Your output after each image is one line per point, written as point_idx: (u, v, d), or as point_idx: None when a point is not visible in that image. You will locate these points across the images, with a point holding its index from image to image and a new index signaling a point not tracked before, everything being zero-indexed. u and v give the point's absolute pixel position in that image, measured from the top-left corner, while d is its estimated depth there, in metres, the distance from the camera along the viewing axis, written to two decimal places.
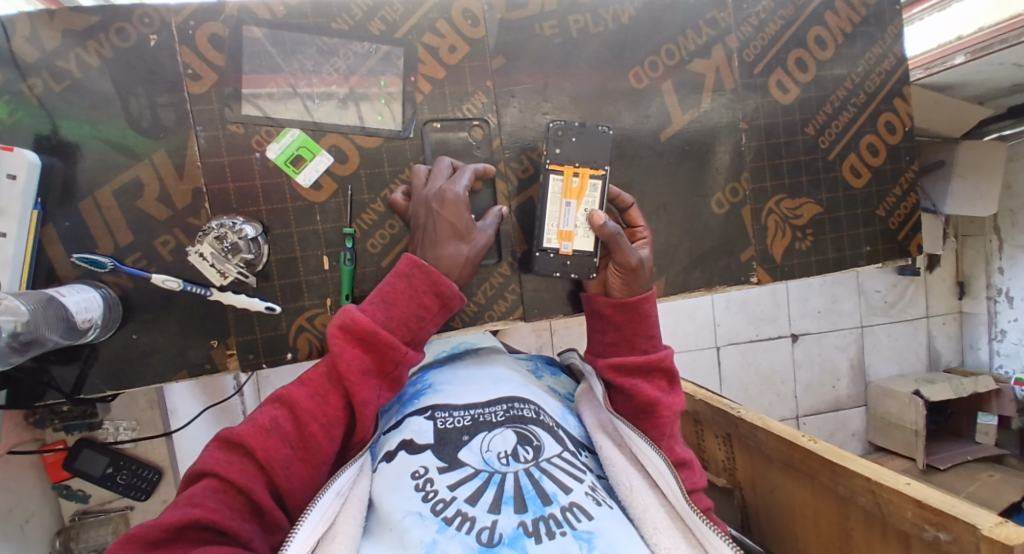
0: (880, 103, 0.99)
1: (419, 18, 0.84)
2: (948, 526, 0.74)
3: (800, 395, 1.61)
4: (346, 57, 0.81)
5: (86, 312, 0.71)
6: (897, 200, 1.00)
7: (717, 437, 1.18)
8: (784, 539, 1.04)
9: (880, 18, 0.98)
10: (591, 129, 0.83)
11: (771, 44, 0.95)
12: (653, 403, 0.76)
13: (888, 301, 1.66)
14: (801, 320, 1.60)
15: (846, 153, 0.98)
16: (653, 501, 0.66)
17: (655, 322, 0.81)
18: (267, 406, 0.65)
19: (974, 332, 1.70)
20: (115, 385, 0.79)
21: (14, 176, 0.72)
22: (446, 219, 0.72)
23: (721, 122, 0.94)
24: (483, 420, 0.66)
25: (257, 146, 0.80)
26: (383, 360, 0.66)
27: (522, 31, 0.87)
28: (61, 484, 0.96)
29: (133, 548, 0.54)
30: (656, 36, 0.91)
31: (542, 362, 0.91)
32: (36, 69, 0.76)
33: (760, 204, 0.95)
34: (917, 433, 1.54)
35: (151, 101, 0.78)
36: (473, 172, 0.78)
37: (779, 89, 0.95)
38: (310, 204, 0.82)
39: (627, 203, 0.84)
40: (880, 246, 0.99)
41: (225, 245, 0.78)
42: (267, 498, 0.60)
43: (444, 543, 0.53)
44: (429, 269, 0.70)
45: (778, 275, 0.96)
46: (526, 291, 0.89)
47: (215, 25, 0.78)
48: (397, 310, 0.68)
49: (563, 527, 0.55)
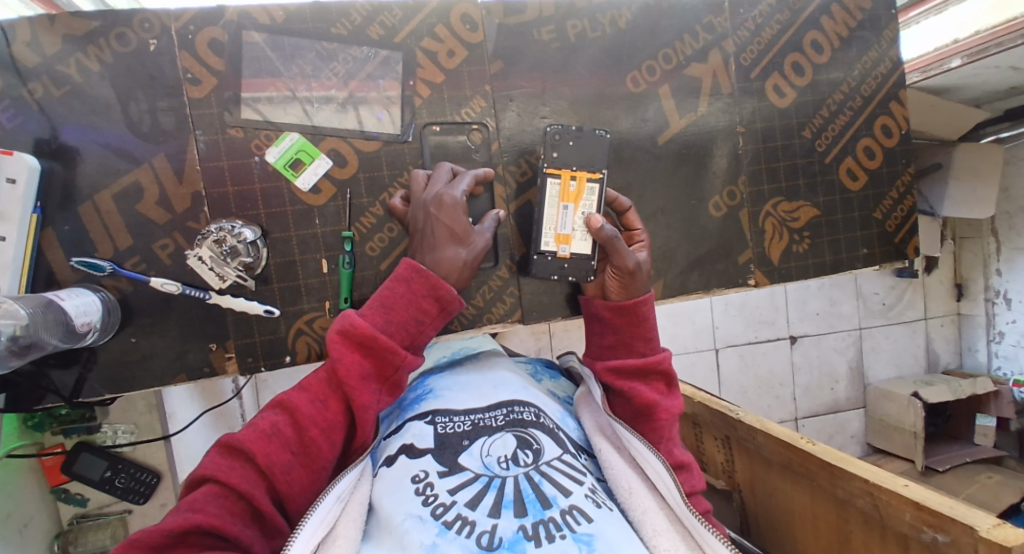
0: (877, 107, 1.00)
1: (418, 23, 0.84)
2: (946, 529, 0.74)
3: (798, 397, 1.61)
4: (345, 62, 0.82)
5: (85, 316, 0.72)
6: (894, 203, 1.00)
7: (716, 440, 1.18)
8: (784, 541, 1.04)
9: (876, 23, 0.99)
10: (588, 133, 0.83)
11: (768, 48, 0.96)
12: (652, 406, 0.76)
13: (886, 303, 1.67)
14: (799, 323, 1.60)
15: (842, 157, 0.98)
16: (653, 504, 0.66)
17: (654, 325, 0.81)
18: (267, 411, 0.65)
19: (972, 334, 1.71)
20: (114, 389, 0.79)
21: (14, 180, 0.72)
22: (444, 222, 0.72)
23: (718, 126, 0.94)
24: (483, 424, 0.67)
25: (256, 150, 0.80)
26: (383, 364, 0.66)
27: (521, 36, 0.88)
28: (60, 488, 0.96)
29: None
30: (653, 41, 0.92)
31: (542, 366, 0.91)
32: (37, 74, 0.76)
33: (758, 207, 0.96)
34: (916, 435, 1.54)
35: (151, 106, 0.78)
36: (472, 178, 0.78)
37: (776, 93, 0.96)
38: (310, 207, 0.82)
39: (624, 206, 0.84)
40: (877, 248, 1.00)
41: (224, 249, 0.78)
42: (268, 503, 0.60)
43: (444, 545, 0.54)
44: (428, 273, 0.70)
45: (776, 278, 0.97)
46: (525, 294, 0.89)
47: (214, 29, 0.79)
48: (397, 314, 0.68)
49: (563, 530, 0.55)
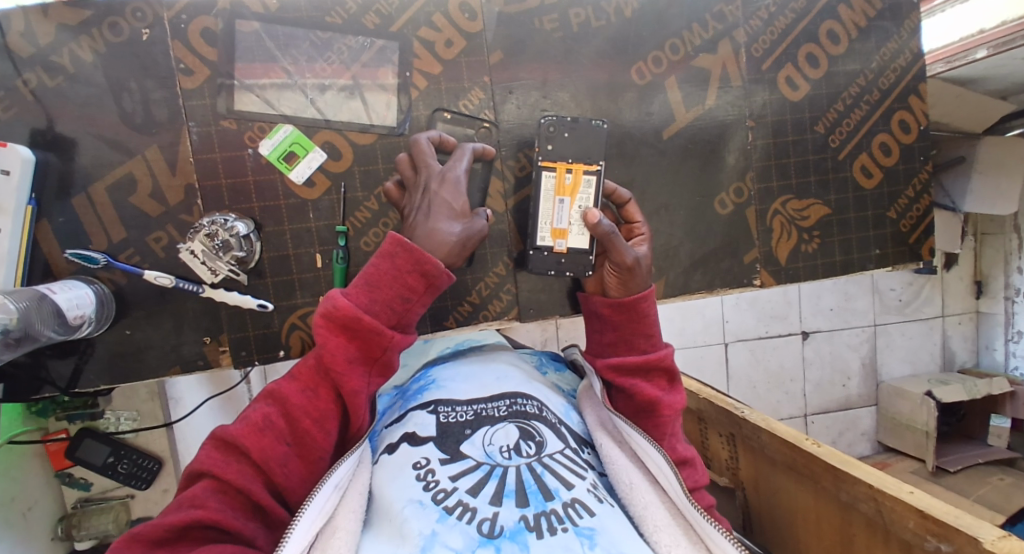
0: (895, 101, 0.95)
1: (415, 12, 0.82)
2: (950, 538, 0.72)
3: (808, 394, 1.58)
4: (341, 51, 0.80)
5: (78, 309, 0.72)
6: (909, 202, 0.97)
7: (720, 437, 1.16)
8: (786, 541, 1.03)
9: (896, 12, 0.94)
10: (584, 124, 0.81)
11: (781, 39, 0.92)
12: (654, 402, 0.75)
13: (903, 299, 1.62)
14: (812, 318, 1.56)
15: (857, 152, 0.95)
16: (654, 499, 0.65)
17: (655, 320, 0.79)
18: (259, 403, 0.64)
19: (990, 332, 1.66)
20: (110, 379, 0.80)
21: (7, 172, 0.72)
22: (443, 199, 0.70)
23: (727, 119, 0.91)
24: (485, 415, 0.66)
25: (250, 141, 0.79)
26: (369, 347, 0.65)
27: (522, 25, 0.85)
28: (64, 472, 0.98)
29: (137, 548, 0.55)
30: (662, 30, 0.88)
31: (547, 358, 0.90)
32: (31, 63, 0.75)
33: (766, 205, 0.93)
34: (928, 434, 1.51)
35: (144, 97, 0.77)
36: (471, 152, 0.76)
37: (788, 85, 0.92)
38: (304, 201, 0.81)
39: (624, 198, 0.82)
40: (890, 248, 0.96)
41: (216, 242, 0.78)
42: (267, 497, 0.61)
43: (444, 533, 0.52)
44: (413, 247, 0.67)
45: (783, 278, 0.94)
46: (522, 291, 0.88)
47: (207, 18, 0.77)
48: (382, 293, 0.66)
49: (565, 523, 0.54)
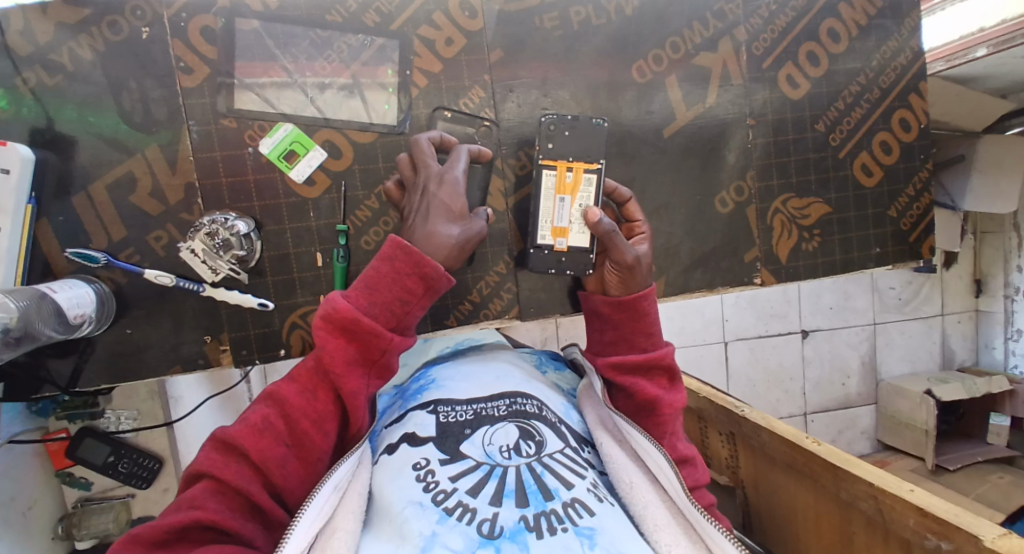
0: (895, 99, 0.95)
1: (415, 11, 0.82)
2: (950, 537, 0.72)
3: (808, 393, 1.58)
4: (341, 50, 0.80)
5: (79, 309, 0.72)
6: (909, 201, 0.97)
7: (720, 435, 1.16)
8: (786, 540, 1.03)
9: (896, 11, 0.94)
10: (584, 122, 0.81)
11: (781, 37, 0.92)
12: (654, 401, 0.75)
13: (902, 298, 1.62)
14: (812, 317, 1.56)
15: (857, 151, 0.95)
16: (654, 498, 0.65)
17: (655, 320, 0.79)
18: (258, 404, 0.64)
19: (989, 331, 1.66)
20: (110, 379, 0.80)
21: (7, 171, 0.71)
22: (441, 201, 0.70)
23: (727, 117, 0.91)
24: (485, 415, 0.66)
25: (250, 140, 0.79)
26: (368, 349, 0.65)
27: (522, 24, 0.85)
28: (64, 472, 0.98)
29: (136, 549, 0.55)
30: (662, 28, 0.88)
31: (547, 357, 0.90)
32: (30, 62, 0.75)
33: (766, 203, 0.93)
34: (927, 432, 1.51)
35: (143, 95, 0.77)
36: (468, 153, 0.76)
37: (789, 83, 0.92)
38: (304, 200, 0.81)
39: (624, 197, 0.82)
40: (890, 247, 0.96)
41: (217, 240, 0.78)
42: (266, 498, 0.61)
43: (444, 533, 0.52)
44: (412, 249, 0.67)
45: (783, 276, 0.94)
46: (522, 290, 0.88)
47: (207, 17, 0.77)
48: (381, 295, 0.66)
49: (565, 523, 0.54)
